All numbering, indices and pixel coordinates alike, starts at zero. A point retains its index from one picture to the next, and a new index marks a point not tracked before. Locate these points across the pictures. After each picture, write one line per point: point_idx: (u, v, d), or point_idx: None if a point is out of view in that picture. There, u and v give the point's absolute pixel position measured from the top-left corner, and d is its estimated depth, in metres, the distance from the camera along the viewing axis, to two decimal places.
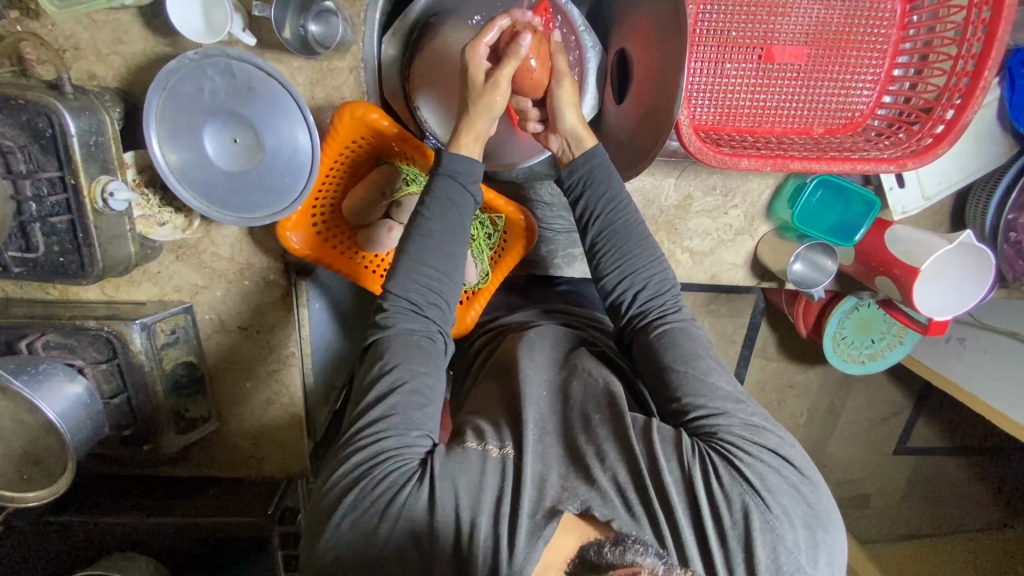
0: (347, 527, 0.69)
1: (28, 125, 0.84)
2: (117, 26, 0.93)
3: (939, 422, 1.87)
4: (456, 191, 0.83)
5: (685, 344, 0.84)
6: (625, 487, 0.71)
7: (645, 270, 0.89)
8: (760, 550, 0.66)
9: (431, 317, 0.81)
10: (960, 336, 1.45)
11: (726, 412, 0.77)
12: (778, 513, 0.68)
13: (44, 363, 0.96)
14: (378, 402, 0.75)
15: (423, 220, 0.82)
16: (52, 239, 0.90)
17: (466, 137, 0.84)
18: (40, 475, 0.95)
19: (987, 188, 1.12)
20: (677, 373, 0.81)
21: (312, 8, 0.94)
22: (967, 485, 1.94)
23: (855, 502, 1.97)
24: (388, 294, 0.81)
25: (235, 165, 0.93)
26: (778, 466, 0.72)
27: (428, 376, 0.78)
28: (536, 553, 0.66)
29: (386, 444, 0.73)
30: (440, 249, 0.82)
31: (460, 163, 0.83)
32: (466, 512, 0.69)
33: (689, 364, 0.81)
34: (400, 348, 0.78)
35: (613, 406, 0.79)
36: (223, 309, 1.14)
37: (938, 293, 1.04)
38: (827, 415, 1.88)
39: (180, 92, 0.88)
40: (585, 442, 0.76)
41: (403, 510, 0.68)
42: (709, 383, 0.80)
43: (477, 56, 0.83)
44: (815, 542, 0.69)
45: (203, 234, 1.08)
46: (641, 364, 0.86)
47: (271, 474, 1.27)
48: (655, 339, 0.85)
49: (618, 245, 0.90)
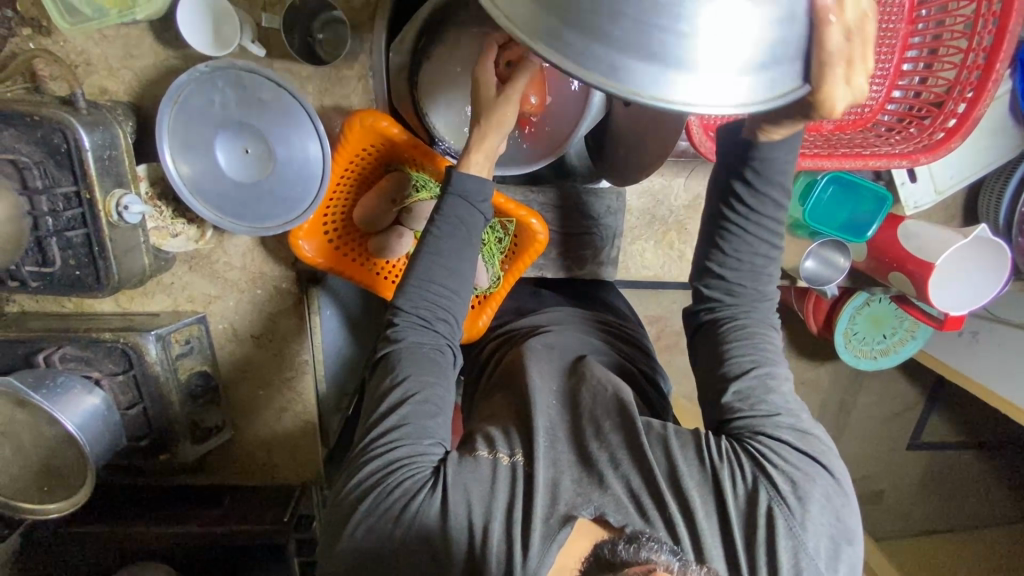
0: (363, 533, 0.69)
1: (43, 141, 0.85)
2: (128, 41, 0.94)
3: (953, 417, 1.86)
4: (465, 211, 0.82)
5: (761, 347, 0.81)
6: (638, 492, 0.71)
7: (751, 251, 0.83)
8: (782, 554, 0.66)
9: (440, 331, 0.81)
10: (974, 330, 1.44)
11: (779, 413, 0.77)
12: (803, 518, 0.68)
13: (62, 376, 0.97)
14: (391, 412, 0.75)
15: (431, 237, 0.81)
16: (68, 253, 0.91)
17: (477, 153, 0.83)
18: (61, 487, 0.96)
19: (1000, 182, 1.12)
20: (744, 362, 0.80)
21: (321, 18, 0.97)
22: (983, 480, 1.92)
23: (870, 498, 1.95)
24: (397, 311, 0.80)
25: (247, 176, 0.94)
26: (814, 473, 0.72)
27: (437, 387, 0.78)
28: (549, 557, 0.66)
29: (399, 453, 0.73)
30: (446, 266, 0.81)
31: (470, 182, 0.82)
32: (479, 517, 0.69)
33: (758, 366, 0.79)
34: (410, 359, 0.78)
35: (624, 413, 0.78)
36: (236, 318, 1.15)
37: (953, 288, 1.03)
38: (840, 411, 1.87)
39: (191, 105, 0.89)
40: (598, 449, 0.75)
41: (416, 516, 0.69)
42: (770, 391, 0.78)
43: (486, 69, 0.83)
44: (835, 551, 0.69)
45: (216, 245, 1.09)
46: (709, 345, 0.84)
47: (286, 481, 1.28)
48: (729, 324, 0.83)
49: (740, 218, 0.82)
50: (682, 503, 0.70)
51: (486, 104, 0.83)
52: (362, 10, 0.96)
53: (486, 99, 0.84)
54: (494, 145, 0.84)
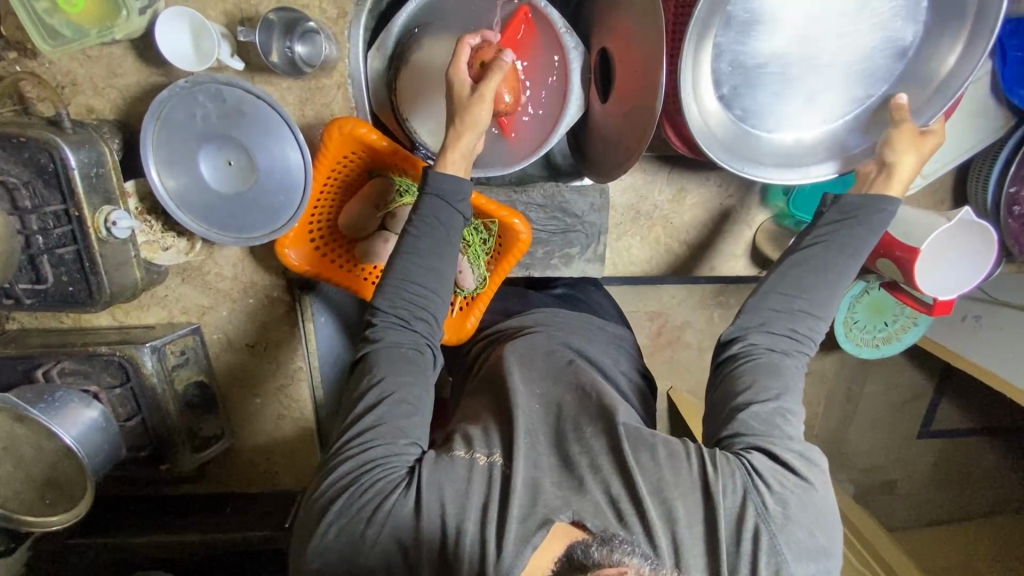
0: (334, 535, 0.71)
1: (31, 161, 0.87)
2: (112, 60, 0.96)
3: (960, 403, 1.84)
4: (443, 210, 0.83)
5: (788, 394, 0.80)
6: (617, 497, 0.72)
7: (793, 294, 0.85)
8: (762, 556, 0.68)
9: (418, 331, 0.81)
10: (975, 315, 1.41)
11: (791, 437, 0.77)
12: (779, 525, 0.70)
13: (60, 390, 0.99)
14: (368, 412, 0.76)
15: (409, 237, 0.82)
16: (60, 270, 0.93)
17: (457, 154, 0.84)
18: (61, 499, 0.98)
19: (987, 162, 1.10)
20: (767, 397, 0.78)
21: (297, 29, 0.96)
22: (995, 467, 1.89)
23: (882, 489, 1.92)
24: (377, 311, 0.81)
25: (230, 187, 0.95)
26: (796, 483, 0.73)
27: (415, 387, 0.78)
28: (524, 557, 0.66)
29: (375, 453, 0.74)
30: (425, 265, 0.82)
31: (448, 182, 0.83)
32: (453, 516, 0.70)
33: (784, 411, 0.78)
34: (386, 360, 0.79)
35: (606, 417, 0.79)
36: (230, 328, 1.16)
37: (942, 272, 1.02)
38: (846, 400, 1.84)
39: (174, 119, 0.91)
40: (578, 453, 0.76)
41: (389, 516, 0.70)
42: (786, 433, 0.77)
43: (459, 71, 0.84)
44: (807, 544, 0.70)
45: (206, 256, 1.11)
46: (741, 376, 0.81)
47: (286, 487, 1.30)
48: (764, 358, 0.81)
49: (798, 268, 0.85)
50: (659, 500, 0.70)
51: (459, 109, 0.83)
52: (338, 19, 0.99)
53: (460, 100, 0.84)
54: (471, 143, 0.84)
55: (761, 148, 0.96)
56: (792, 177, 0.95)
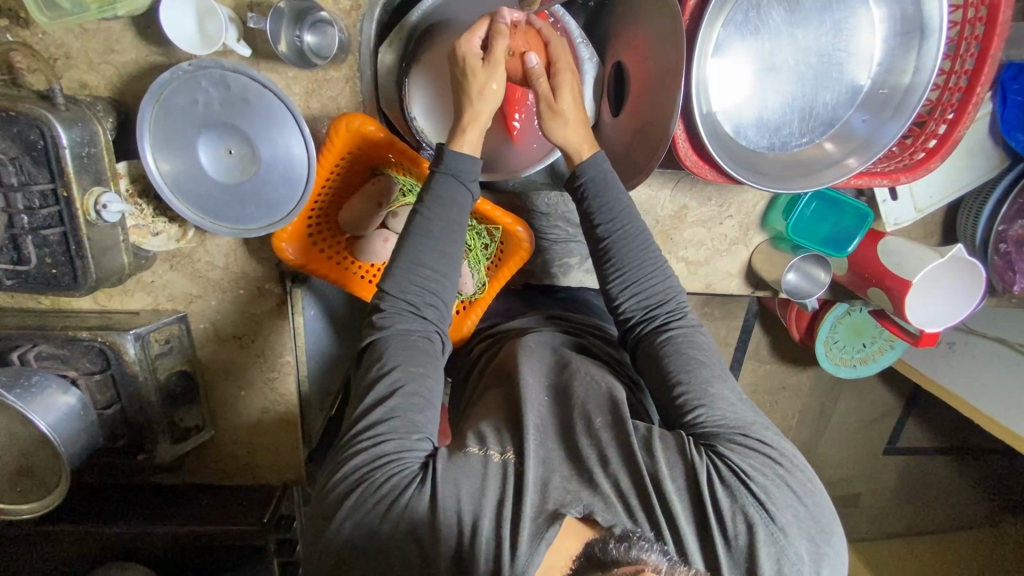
0: (349, 528, 0.70)
1: (20, 137, 0.83)
2: (109, 35, 0.93)
3: (928, 423, 1.90)
4: (456, 188, 0.84)
5: (689, 352, 0.85)
6: (626, 493, 0.72)
7: (647, 279, 0.90)
8: (764, 560, 0.67)
9: (428, 318, 0.83)
10: (950, 341, 1.46)
11: (716, 398, 0.80)
12: (784, 528, 0.69)
13: (37, 374, 0.95)
14: (378, 404, 0.76)
15: (420, 219, 0.83)
16: (44, 251, 0.89)
17: (549, 108, 0.88)
18: (35, 487, 0.95)
19: (978, 200, 1.14)
20: (677, 368, 0.83)
21: (308, 19, 0.93)
22: (955, 485, 1.96)
23: (846, 501, 1.98)
24: (386, 294, 0.82)
25: (228, 177, 0.92)
26: (779, 472, 0.74)
27: (428, 379, 0.80)
28: (538, 555, 0.66)
29: (387, 447, 0.73)
30: (438, 249, 0.83)
31: (463, 162, 0.85)
32: (468, 512, 0.69)
33: (693, 371, 0.83)
34: (398, 348, 0.80)
35: (615, 411, 0.80)
36: (217, 318, 1.13)
37: (931, 304, 1.05)
38: (819, 415, 1.89)
39: (174, 103, 0.88)
40: (586, 446, 0.76)
41: (405, 510, 0.69)
42: (712, 390, 0.81)
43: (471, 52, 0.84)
44: (819, 554, 0.70)
45: (197, 244, 1.07)
46: (645, 368, 0.87)
47: (267, 482, 1.28)
48: (658, 346, 0.86)
49: (622, 254, 0.91)
50: (667, 507, 0.70)
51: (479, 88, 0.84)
52: (351, 11, 0.97)
53: (478, 86, 0.84)
54: (554, 96, 0.88)
55: (758, 157, 0.96)
56: (806, 187, 0.94)
